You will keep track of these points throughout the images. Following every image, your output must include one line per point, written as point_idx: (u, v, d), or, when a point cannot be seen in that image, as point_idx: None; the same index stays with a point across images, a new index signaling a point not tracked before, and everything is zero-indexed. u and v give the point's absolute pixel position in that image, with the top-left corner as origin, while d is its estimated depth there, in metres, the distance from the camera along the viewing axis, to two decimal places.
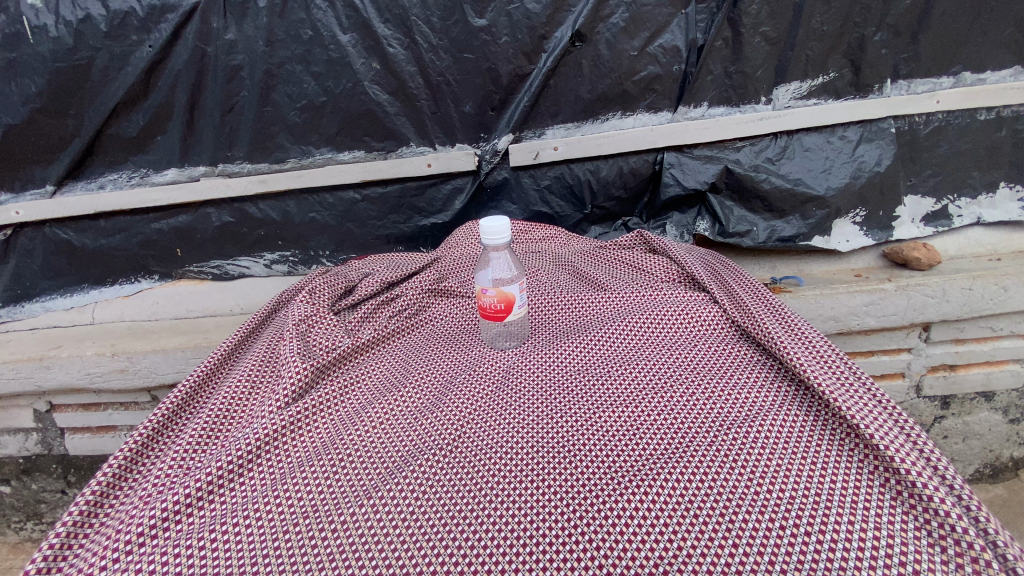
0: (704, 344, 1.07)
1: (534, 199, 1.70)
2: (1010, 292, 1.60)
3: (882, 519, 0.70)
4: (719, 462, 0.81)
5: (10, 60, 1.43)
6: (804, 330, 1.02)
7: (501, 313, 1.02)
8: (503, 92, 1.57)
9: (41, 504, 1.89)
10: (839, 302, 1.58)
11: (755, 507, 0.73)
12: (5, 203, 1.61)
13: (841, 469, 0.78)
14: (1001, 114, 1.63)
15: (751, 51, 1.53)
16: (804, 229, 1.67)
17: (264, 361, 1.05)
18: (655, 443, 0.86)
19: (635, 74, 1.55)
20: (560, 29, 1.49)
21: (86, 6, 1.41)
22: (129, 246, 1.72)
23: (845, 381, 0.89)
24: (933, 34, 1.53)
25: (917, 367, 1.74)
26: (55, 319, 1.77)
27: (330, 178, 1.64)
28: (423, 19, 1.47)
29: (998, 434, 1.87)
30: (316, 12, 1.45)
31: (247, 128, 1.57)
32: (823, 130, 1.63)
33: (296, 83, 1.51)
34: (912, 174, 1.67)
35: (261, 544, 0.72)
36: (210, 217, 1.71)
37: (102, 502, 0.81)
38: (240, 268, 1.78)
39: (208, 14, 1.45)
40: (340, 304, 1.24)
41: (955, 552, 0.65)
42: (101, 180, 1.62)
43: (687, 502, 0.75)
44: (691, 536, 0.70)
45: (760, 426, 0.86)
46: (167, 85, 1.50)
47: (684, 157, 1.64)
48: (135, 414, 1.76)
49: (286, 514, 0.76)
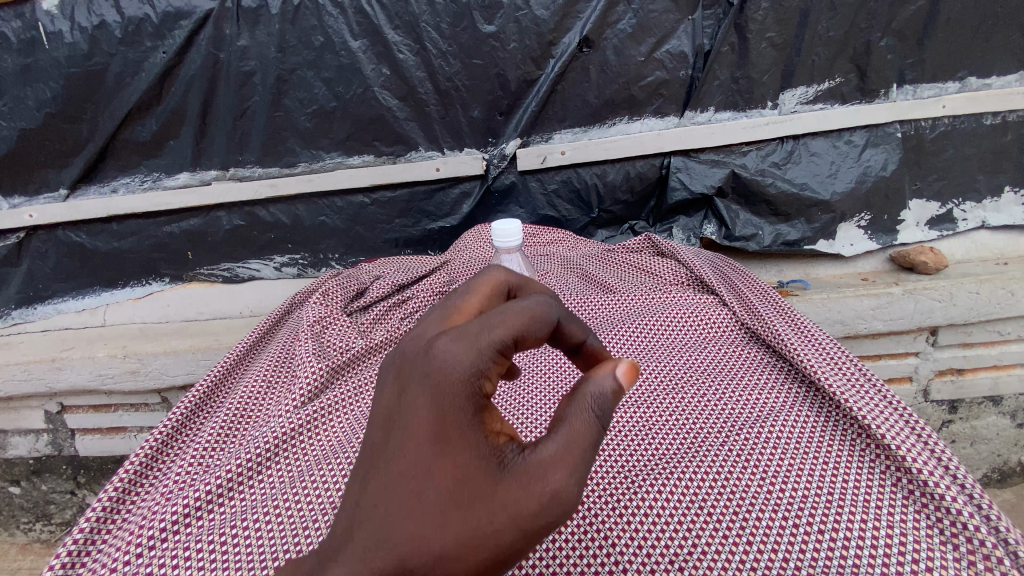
0: (714, 346, 1.08)
1: (541, 203, 1.72)
2: (1017, 296, 1.60)
3: (895, 517, 0.71)
4: (733, 460, 0.82)
5: (27, 65, 1.45)
6: (813, 331, 1.02)
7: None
8: (512, 97, 1.59)
9: (51, 505, 1.91)
10: (846, 306, 1.59)
11: (769, 506, 0.74)
12: (18, 206, 1.63)
13: (851, 468, 0.79)
14: (1007, 119, 1.64)
15: (757, 56, 1.54)
16: (808, 233, 1.69)
17: (280, 361, 1.06)
18: (667, 443, 0.86)
19: (642, 79, 1.56)
20: (567, 35, 1.50)
21: (100, 12, 1.43)
22: (141, 249, 1.75)
23: (855, 383, 0.90)
24: (939, 40, 1.54)
25: (924, 371, 1.74)
26: (67, 320, 1.79)
27: (341, 182, 1.65)
28: (433, 25, 1.49)
29: (1006, 438, 1.87)
30: (328, 18, 1.47)
31: (259, 132, 1.59)
32: (829, 135, 1.64)
33: (307, 89, 1.53)
34: (917, 178, 1.68)
35: (283, 540, 0.73)
36: (221, 221, 1.73)
37: (124, 498, 0.83)
38: (250, 271, 1.81)
39: (221, 21, 1.46)
40: (353, 305, 1.25)
41: (966, 549, 0.67)
42: (114, 184, 1.64)
43: (701, 500, 0.76)
44: (706, 534, 0.71)
45: (771, 426, 0.87)
46: (180, 91, 1.52)
47: (691, 161, 1.65)
48: (145, 416, 1.77)
49: (305, 510, 0.77)
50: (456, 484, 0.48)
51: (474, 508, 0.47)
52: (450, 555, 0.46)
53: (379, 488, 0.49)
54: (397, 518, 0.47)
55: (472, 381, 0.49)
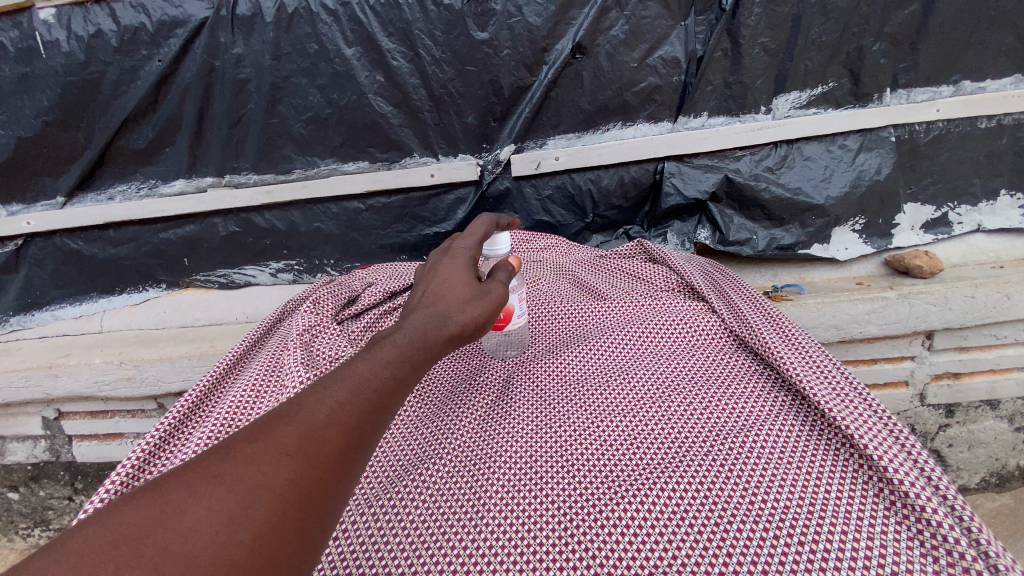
0: (702, 353, 1.08)
1: (536, 208, 1.72)
2: (1013, 300, 1.59)
3: (875, 528, 0.72)
4: (717, 470, 0.82)
5: (24, 74, 1.46)
6: (801, 338, 1.02)
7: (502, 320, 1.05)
8: (505, 103, 1.59)
9: (49, 511, 1.91)
10: (841, 310, 1.59)
11: (750, 517, 0.75)
12: (16, 213, 1.64)
13: (834, 479, 0.80)
14: (1001, 122, 1.63)
15: (750, 62, 1.54)
16: (803, 237, 1.69)
17: (269, 370, 1.05)
18: (652, 453, 0.87)
19: (635, 85, 1.56)
20: (560, 41, 1.51)
21: (97, 21, 1.44)
22: (138, 256, 1.76)
23: (841, 392, 0.90)
24: (933, 43, 1.53)
25: (920, 375, 1.74)
26: (64, 327, 1.80)
27: (335, 188, 1.66)
28: (426, 33, 1.49)
29: (1004, 443, 1.86)
30: (322, 26, 1.47)
31: (254, 140, 1.60)
32: (823, 139, 1.64)
33: (302, 96, 1.54)
34: (911, 182, 1.68)
35: None
36: (217, 227, 1.73)
37: None
38: (246, 277, 1.81)
39: (216, 29, 1.46)
40: (343, 314, 1.26)
41: (947, 561, 0.67)
42: (111, 191, 1.65)
43: (684, 511, 0.76)
44: (686, 545, 0.72)
45: (755, 437, 0.87)
46: (176, 98, 1.53)
47: (685, 166, 1.66)
48: (141, 422, 1.78)
49: None
50: (465, 281, 0.82)
51: (476, 296, 0.80)
52: (460, 321, 0.76)
53: (434, 286, 0.81)
54: (431, 300, 0.78)
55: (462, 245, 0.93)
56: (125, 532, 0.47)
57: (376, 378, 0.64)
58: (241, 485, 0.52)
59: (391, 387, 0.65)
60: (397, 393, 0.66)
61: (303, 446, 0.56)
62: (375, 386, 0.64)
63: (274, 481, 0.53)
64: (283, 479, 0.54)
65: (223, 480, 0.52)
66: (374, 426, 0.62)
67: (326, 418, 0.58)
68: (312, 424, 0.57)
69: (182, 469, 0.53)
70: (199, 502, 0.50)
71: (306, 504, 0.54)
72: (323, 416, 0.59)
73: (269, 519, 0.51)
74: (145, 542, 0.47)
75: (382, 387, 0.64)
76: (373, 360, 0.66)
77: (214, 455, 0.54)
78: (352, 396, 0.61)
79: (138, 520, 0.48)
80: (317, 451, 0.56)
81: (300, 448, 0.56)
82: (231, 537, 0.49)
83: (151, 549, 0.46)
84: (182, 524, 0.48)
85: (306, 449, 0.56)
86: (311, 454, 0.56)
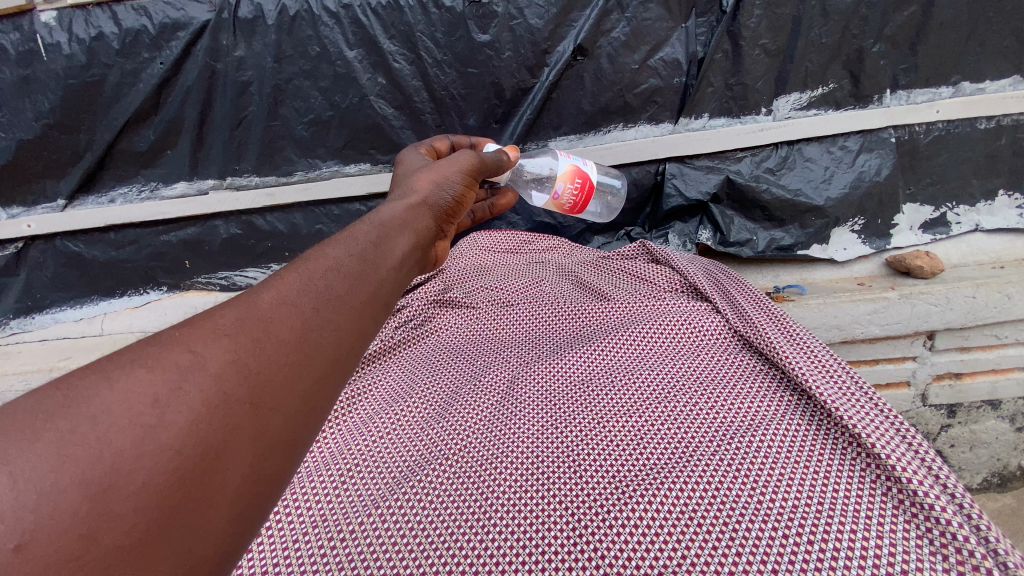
0: (705, 353, 1.07)
1: (537, 210, 1.72)
2: (1013, 300, 1.59)
3: (883, 527, 0.73)
4: (725, 468, 0.83)
5: (25, 76, 1.45)
6: (806, 338, 1.01)
7: (582, 187, 1.25)
8: (506, 104, 1.60)
9: None
10: (842, 310, 1.60)
11: (758, 516, 0.76)
12: (17, 216, 1.64)
13: (842, 478, 0.80)
14: (1001, 123, 1.64)
15: (751, 63, 1.54)
16: (802, 238, 1.70)
17: None
18: (659, 452, 0.88)
19: (636, 87, 1.57)
20: (562, 43, 1.51)
21: (98, 24, 1.43)
22: (138, 258, 1.76)
23: (846, 391, 0.90)
24: (932, 45, 1.53)
25: (922, 375, 1.74)
26: (65, 329, 1.79)
27: (337, 190, 1.66)
28: (428, 35, 1.49)
29: (1005, 442, 1.87)
30: (324, 29, 1.47)
31: (256, 143, 1.60)
32: (824, 140, 1.65)
33: (304, 98, 1.54)
34: (911, 182, 1.69)
35: (310, 556, 0.79)
36: (218, 229, 1.74)
37: None
38: (248, 280, 1.81)
39: (218, 31, 1.46)
40: None
41: (955, 559, 0.68)
42: (112, 194, 1.65)
43: (693, 511, 0.77)
44: (695, 545, 0.73)
45: (762, 435, 0.88)
46: (177, 101, 1.53)
47: (686, 167, 1.67)
48: None
49: (307, 533, 0.82)
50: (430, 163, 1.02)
51: (439, 164, 1.00)
52: (429, 184, 0.94)
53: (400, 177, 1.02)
54: (400, 184, 0.98)
55: (414, 154, 1.13)
56: (22, 420, 0.43)
57: (337, 261, 0.67)
58: (170, 369, 0.49)
59: (353, 268, 0.67)
60: (366, 273, 0.68)
61: (246, 327, 0.55)
62: (335, 268, 0.65)
63: (209, 361, 0.51)
64: (222, 360, 0.52)
65: (145, 362, 0.49)
66: (338, 307, 0.62)
67: (274, 304, 0.58)
68: (258, 309, 0.57)
69: (94, 361, 0.48)
70: (115, 387, 0.46)
71: (259, 387, 0.52)
72: (269, 303, 0.58)
73: (209, 402, 0.49)
74: (43, 426, 0.42)
75: (344, 270, 0.66)
76: (330, 249, 0.68)
77: (136, 348, 0.50)
78: (303, 282, 0.62)
79: (36, 405, 0.44)
80: (265, 329, 0.56)
81: (241, 331, 0.54)
82: (160, 422, 0.46)
83: (51, 434, 0.42)
84: (92, 408, 0.45)
85: (252, 329, 0.55)
86: (256, 335, 0.55)
